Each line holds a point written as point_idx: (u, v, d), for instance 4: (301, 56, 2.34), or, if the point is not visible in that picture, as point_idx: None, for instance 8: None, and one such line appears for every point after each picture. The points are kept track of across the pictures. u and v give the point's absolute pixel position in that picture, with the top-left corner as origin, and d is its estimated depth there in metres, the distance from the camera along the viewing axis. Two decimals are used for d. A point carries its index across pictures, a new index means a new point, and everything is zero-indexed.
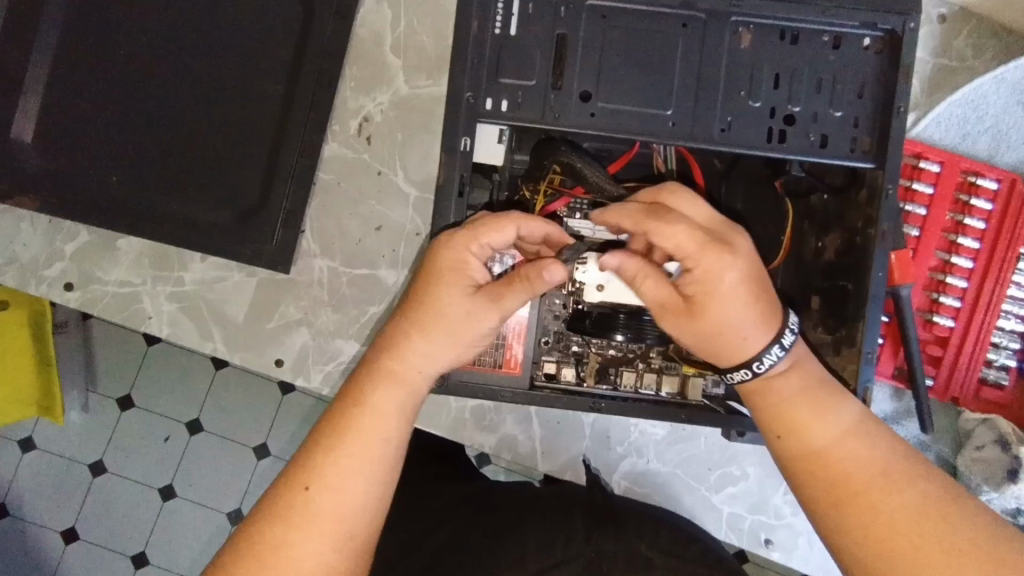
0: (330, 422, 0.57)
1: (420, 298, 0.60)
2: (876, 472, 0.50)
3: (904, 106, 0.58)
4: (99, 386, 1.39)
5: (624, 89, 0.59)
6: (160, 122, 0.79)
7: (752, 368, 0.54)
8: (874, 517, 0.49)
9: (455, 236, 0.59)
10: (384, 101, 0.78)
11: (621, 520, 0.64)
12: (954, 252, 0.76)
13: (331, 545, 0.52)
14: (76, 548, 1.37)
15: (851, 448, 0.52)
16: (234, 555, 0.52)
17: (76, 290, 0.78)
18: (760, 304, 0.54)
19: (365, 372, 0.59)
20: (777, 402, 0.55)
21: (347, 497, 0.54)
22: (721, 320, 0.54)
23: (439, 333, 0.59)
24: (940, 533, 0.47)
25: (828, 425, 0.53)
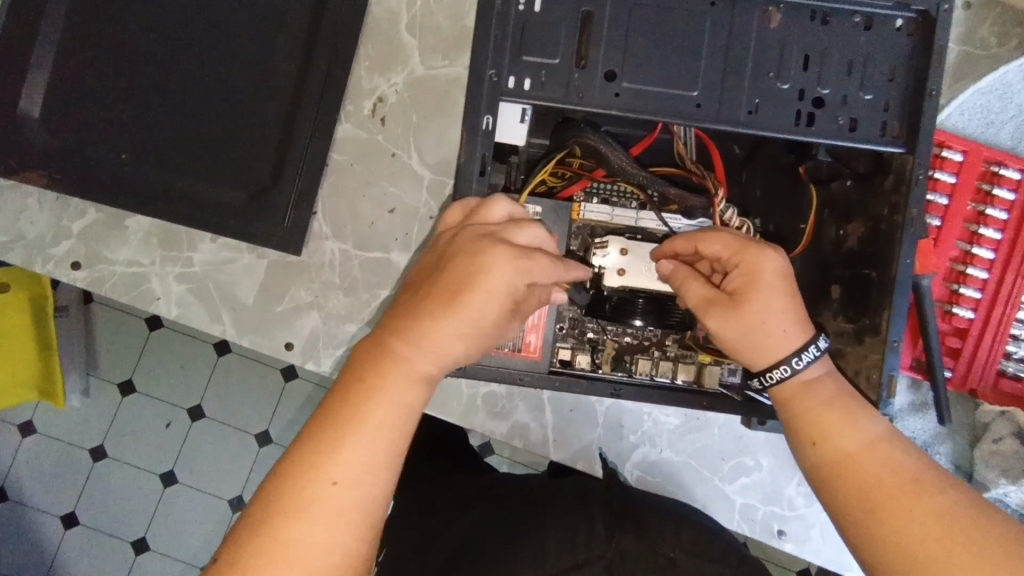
0: (349, 407, 0.48)
1: (453, 285, 0.51)
2: (908, 480, 0.49)
3: (936, 89, 0.57)
4: (100, 371, 1.37)
5: (650, 70, 0.58)
6: (172, 99, 0.78)
7: (792, 364, 0.54)
8: (907, 522, 0.47)
9: (505, 250, 0.52)
10: (398, 81, 0.77)
11: (641, 518, 0.63)
12: (975, 243, 0.75)
13: (358, 540, 0.46)
14: (76, 533, 1.36)
15: (882, 455, 0.51)
16: (248, 553, 0.44)
17: (83, 269, 0.77)
18: (795, 307, 0.56)
19: (384, 354, 0.50)
20: (814, 406, 0.54)
21: (374, 488, 0.47)
22: (763, 315, 0.55)
23: (471, 330, 0.51)
24: (973, 541, 0.45)
25: (860, 432, 0.52)
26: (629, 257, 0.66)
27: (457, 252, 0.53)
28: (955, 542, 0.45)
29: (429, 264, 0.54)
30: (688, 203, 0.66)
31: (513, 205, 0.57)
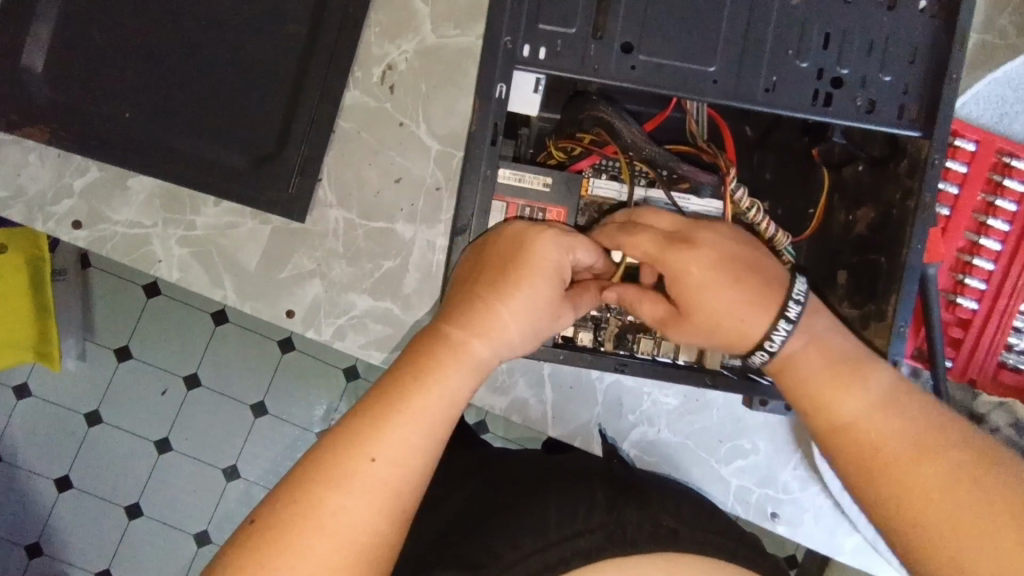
0: (394, 387, 0.51)
1: (498, 272, 0.55)
2: (914, 444, 0.48)
3: (956, 73, 0.56)
4: (97, 336, 1.36)
5: (668, 43, 0.58)
6: (180, 59, 0.76)
7: (787, 323, 0.53)
8: (914, 489, 0.47)
9: (551, 233, 0.56)
10: (409, 50, 0.76)
11: (643, 491, 0.65)
12: (983, 234, 0.75)
13: (382, 522, 0.47)
14: (70, 496, 1.36)
15: (885, 417, 0.50)
16: (284, 516, 0.46)
17: (84, 228, 0.75)
18: (751, 275, 0.54)
19: (434, 343, 0.54)
20: (808, 375, 0.53)
21: (408, 473, 0.49)
22: (713, 296, 0.53)
23: (524, 314, 0.54)
24: (988, 503, 0.45)
25: (861, 399, 0.51)
26: None
27: (501, 239, 0.56)
28: (971, 503, 0.45)
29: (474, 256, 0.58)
30: (698, 180, 0.66)
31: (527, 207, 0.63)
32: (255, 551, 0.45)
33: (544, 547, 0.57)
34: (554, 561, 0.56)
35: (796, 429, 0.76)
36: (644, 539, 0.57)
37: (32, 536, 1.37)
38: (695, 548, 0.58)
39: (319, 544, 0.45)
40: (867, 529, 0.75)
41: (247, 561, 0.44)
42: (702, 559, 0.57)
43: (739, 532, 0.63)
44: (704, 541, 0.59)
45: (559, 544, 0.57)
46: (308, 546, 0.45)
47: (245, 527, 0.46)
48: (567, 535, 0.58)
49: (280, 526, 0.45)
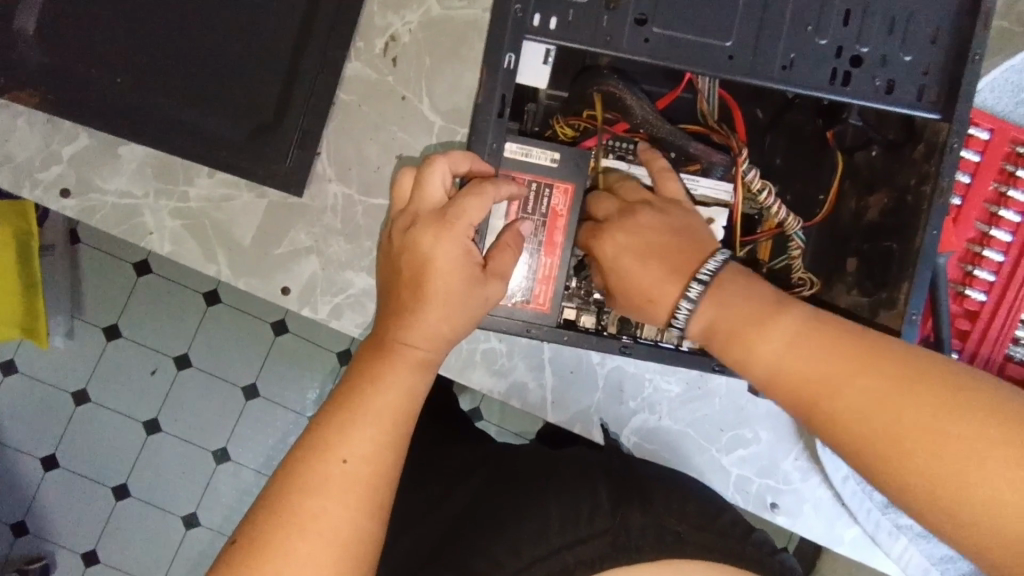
0: (347, 394, 0.52)
1: (413, 284, 0.55)
2: (838, 362, 0.47)
3: (979, 54, 0.54)
4: (86, 313, 1.33)
5: (683, 16, 0.56)
6: (176, 24, 0.74)
7: (688, 300, 0.55)
8: (843, 413, 0.46)
9: (448, 233, 0.55)
10: (413, 21, 0.73)
11: (647, 490, 0.63)
12: (994, 225, 0.74)
13: (364, 516, 0.49)
14: (56, 475, 1.34)
15: (802, 352, 0.49)
16: (265, 531, 0.47)
17: (73, 197, 0.73)
18: (666, 247, 0.58)
19: (373, 350, 0.55)
20: (731, 327, 0.53)
21: (379, 467, 0.50)
22: (628, 281, 0.58)
23: (450, 305, 0.54)
24: (927, 391, 0.43)
25: (776, 337, 0.50)
26: None
27: (404, 250, 0.56)
28: (903, 400, 0.44)
29: (388, 267, 0.58)
30: (709, 160, 0.65)
31: (446, 177, 0.57)
32: (244, 566, 0.46)
33: (547, 555, 0.59)
34: (557, 572, 0.57)
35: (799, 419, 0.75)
36: (645, 544, 0.57)
37: (16, 516, 1.35)
38: (701, 552, 0.57)
39: (305, 547, 0.46)
40: (868, 521, 0.74)
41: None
42: (706, 563, 0.56)
43: (744, 528, 0.61)
44: (709, 545, 0.57)
45: (562, 553, 0.58)
46: (294, 551, 0.46)
47: (232, 542, 0.48)
48: (570, 542, 0.59)
49: (265, 538, 0.46)
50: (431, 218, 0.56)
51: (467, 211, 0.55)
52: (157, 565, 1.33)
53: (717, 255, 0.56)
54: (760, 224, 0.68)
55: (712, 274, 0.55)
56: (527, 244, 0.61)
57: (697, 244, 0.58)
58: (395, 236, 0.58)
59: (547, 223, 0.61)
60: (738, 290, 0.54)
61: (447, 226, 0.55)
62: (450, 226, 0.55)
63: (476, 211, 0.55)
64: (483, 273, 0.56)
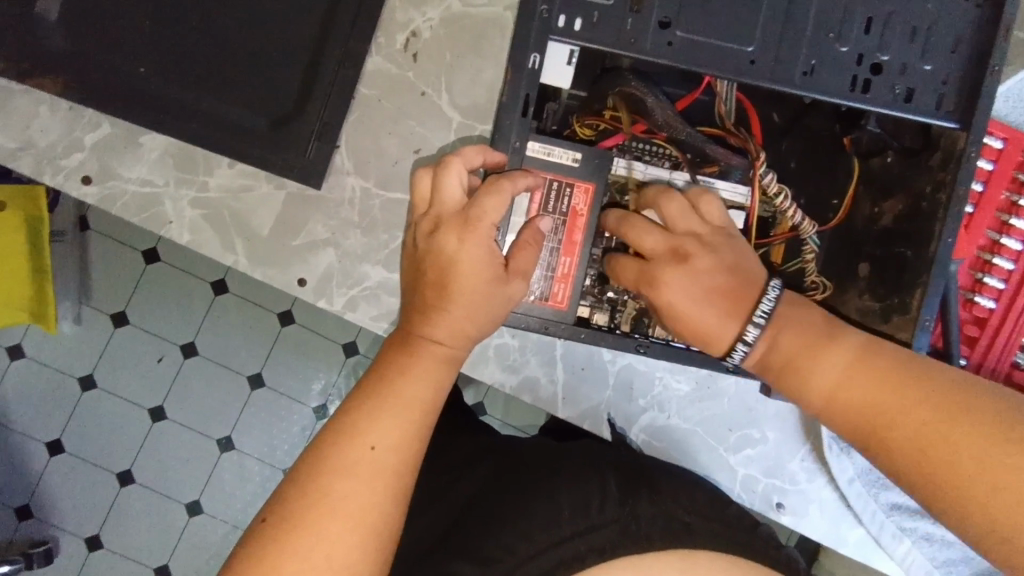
0: (373, 385, 0.53)
1: (437, 283, 0.56)
2: (894, 393, 0.48)
3: (998, 65, 0.55)
4: (94, 300, 1.34)
5: (706, 20, 0.56)
6: (198, 15, 0.74)
7: (745, 341, 0.55)
8: (901, 440, 0.47)
9: (470, 233, 0.55)
10: (434, 17, 0.74)
11: (655, 480, 0.65)
12: (1005, 233, 0.75)
13: (390, 501, 0.50)
14: (62, 460, 1.35)
15: (860, 380, 0.50)
16: (295, 509, 0.47)
17: (93, 184, 0.73)
18: (725, 287, 0.56)
19: (397, 344, 0.56)
20: (786, 358, 0.54)
21: (405, 455, 0.51)
22: (685, 318, 0.56)
23: (474, 302, 0.55)
24: (985, 423, 0.44)
25: (833, 367, 0.51)
26: None
27: (429, 251, 0.57)
28: (955, 433, 0.44)
29: (412, 268, 0.59)
30: (727, 164, 0.66)
31: (463, 176, 0.57)
32: (273, 543, 0.46)
33: (557, 543, 0.59)
34: (567, 558, 0.58)
35: (806, 421, 0.76)
36: (654, 533, 0.58)
37: (21, 499, 1.35)
38: (709, 543, 0.58)
39: (334, 527, 0.47)
40: (871, 522, 0.75)
41: (263, 555, 0.46)
42: (716, 556, 0.57)
43: (751, 521, 0.63)
44: (716, 535, 0.58)
45: (572, 540, 0.59)
46: (324, 530, 0.47)
47: (258, 522, 0.48)
48: (579, 531, 0.60)
49: (295, 517, 0.47)
50: (454, 220, 0.56)
51: (488, 211, 0.56)
52: (161, 551, 1.34)
53: (772, 287, 0.56)
54: (772, 227, 0.69)
55: (769, 314, 0.54)
56: (547, 242, 0.62)
57: (751, 278, 0.57)
58: (419, 239, 0.58)
59: (567, 222, 0.62)
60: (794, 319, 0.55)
61: (469, 226, 0.55)
62: (471, 227, 0.55)
63: (495, 211, 0.56)
64: (505, 272, 0.56)
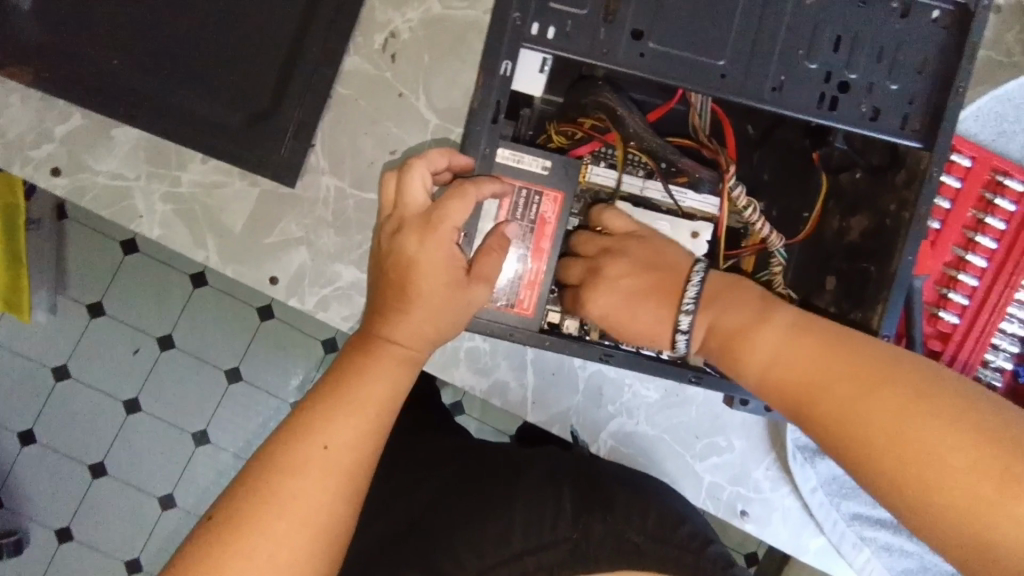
0: (329, 385, 0.53)
1: (398, 285, 0.56)
2: (822, 368, 0.48)
3: (963, 87, 0.56)
4: (69, 290, 1.32)
5: (678, 33, 0.57)
6: (175, 7, 0.74)
7: (683, 329, 0.57)
8: (824, 413, 0.47)
9: (430, 235, 0.56)
10: (413, 18, 0.74)
11: (610, 496, 0.66)
12: (970, 250, 0.76)
13: (342, 501, 0.50)
14: (33, 451, 1.34)
15: (789, 354, 0.50)
16: (247, 508, 0.48)
17: (63, 176, 0.73)
18: (654, 283, 0.59)
19: (357, 344, 0.56)
20: (724, 334, 0.55)
21: (358, 456, 0.51)
22: (629, 320, 0.59)
23: (433, 306, 0.55)
24: (898, 396, 0.44)
25: (766, 341, 0.52)
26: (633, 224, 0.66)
27: (392, 253, 0.57)
28: (873, 407, 0.44)
29: (377, 270, 0.59)
30: (697, 175, 0.66)
31: (427, 178, 0.58)
32: (223, 539, 0.47)
33: (507, 561, 0.63)
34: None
35: (771, 432, 0.77)
36: (603, 555, 0.62)
37: None
38: (657, 565, 0.61)
39: (283, 525, 0.48)
40: (832, 531, 0.76)
41: (212, 550, 0.47)
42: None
43: (700, 542, 0.64)
44: (663, 559, 0.61)
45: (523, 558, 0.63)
46: (274, 527, 0.48)
47: (209, 519, 0.49)
48: (529, 548, 0.64)
49: (246, 513, 0.48)
50: (417, 222, 0.57)
51: (451, 215, 0.56)
52: (131, 544, 1.33)
53: (697, 270, 0.58)
54: (744, 238, 0.70)
55: (695, 302, 0.56)
56: (515, 248, 0.62)
57: (675, 266, 0.60)
58: (383, 240, 0.58)
59: (535, 230, 0.62)
60: (729, 300, 0.56)
61: (429, 229, 0.56)
62: (433, 230, 0.56)
63: (456, 215, 0.56)
64: (467, 277, 0.57)
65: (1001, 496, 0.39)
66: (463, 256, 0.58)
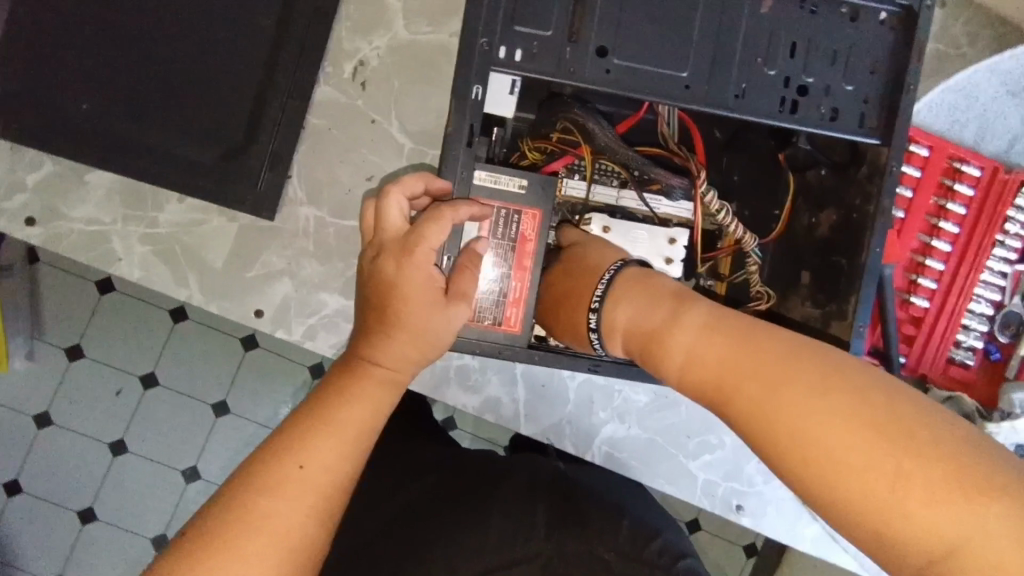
0: (310, 408, 0.53)
1: (379, 308, 0.57)
2: (731, 365, 0.47)
3: (914, 83, 0.59)
4: (47, 335, 1.31)
5: (641, 48, 0.58)
6: (142, 49, 0.74)
7: (594, 329, 0.60)
8: (736, 413, 0.46)
9: (409, 257, 0.57)
10: (381, 46, 0.75)
11: (585, 515, 0.68)
12: (935, 236, 0.79)
13: (314, 523, 0.49)
14: (20, 501, 1.31)
15: (702, 354, 0.49)
16: (215, 527, 0.47)
17: (39, 225, 0.72)
18: (580, 283, 0.63)
19: (341, 369, 0.56)
20: (645, 335, 0.55)
21: (335, 477, 0.51)
22: (568, 316, 0.63)
23: (412, 328, 0.56)
24: (800, 391, 0.43)
25: (681, 341, 0.51)
26: (611, 233, 0.69)
27: (372, 277, 0.58)
28: (779, 406, 0.43)
29: (360, 296, 0.60)
30: (668, 183, 0.68)
31: (405, 203, 0.59)
32: (186, 561, 0.46)
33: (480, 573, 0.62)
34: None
35: None
36: (575, 568, 0.61)
37: None
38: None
39: (252, 545, 0.46)
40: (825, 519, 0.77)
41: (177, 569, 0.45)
42: None
43: (671, 557, 0.66)
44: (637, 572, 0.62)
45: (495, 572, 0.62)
46: (243, 549, 0.46)
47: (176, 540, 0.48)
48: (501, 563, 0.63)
49: (214, 536, 0.46)
50: (395, 246, 0.58)
51: (427, 237, 0.57)
52: None
53: (611, 269, 0.61)
54: (719, 240, 0.73)
55: (602, 298, 0.59)
56: (497, 267, 0.63)
57: (593, 268, 0.63)
58: (364, 265, 0.59)
59: (516, 248, 0.64)
60: (646, 301, 0.56)
61: (407, 251, 0.57)
62: (411, 252, 0.57)
63: (434, 238, 0.57)
64: (446, 298, 0.57)
65: (898, 496, 0.38)
66: (441, 277, 0.58)
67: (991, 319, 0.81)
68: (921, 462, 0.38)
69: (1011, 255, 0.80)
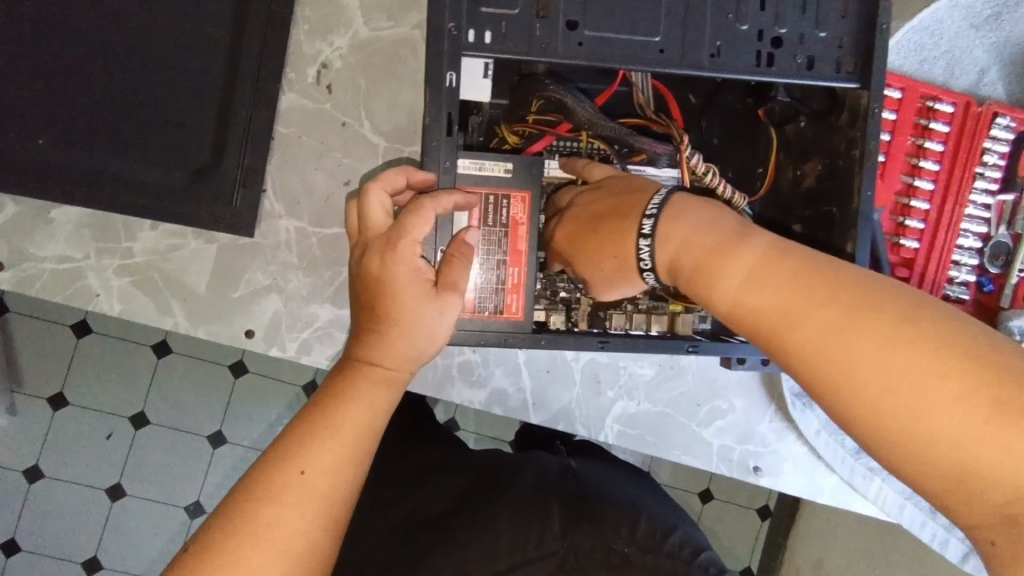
0: (309, 413, 0.52)
1: (371, 307, 0.55)
2: (800, 293, 0.42)
3: (886, 23, 0.59)
4: (28, 386, 1.26)
5: (610, 18, 0.57)
6: (93, 74, 0.71)
7: (645, 238, 0.52)
8: (801, 340, 0.41)
9: (394, 252, 0.55)
10: (342, 46, 0.72)
11: (595, 509, 0.68)
12: (917, 176, 0.79)
13: (319, 529, 0.48)
14: (19, 560, 1.27)
15: (763, 281, 0.44)
16: (218, 539, 0.45)
17: (6, 270, 0.69)
18: (625, 200, 0.56)
19: (339, 372, 0.55)
20: (692, 265, 0.49)
21: (339, 482, 0.49)
22: (606, 233, 0.56)
23: (406, 326, 0.54)
24: (884, 318, 0.38)
25: (736, 269, 0.46)
26: None
27: (361, 276, 0.57)
28: (859, 333, 0.38)
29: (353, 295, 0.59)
30: (654, 152, 0.68)
31: (387, 199, 0.58)
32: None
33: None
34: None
35: (767, 384, 0.78)
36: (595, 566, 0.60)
37: None
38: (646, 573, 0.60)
39: (255, 556, 0.45)
40: (842, 470, 0.77)
41: None
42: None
43: (691, 549, 0.66)
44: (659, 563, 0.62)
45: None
46: (245, 560, 0.45)
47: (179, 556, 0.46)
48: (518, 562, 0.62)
49: (217, 547, 0.45)
50: (380, 242, 0.56)
51: (411, 229, 0.55)
52: None
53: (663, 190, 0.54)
54: None
55: (659, 211, 0.52)
56: (491, 254, 0.62)
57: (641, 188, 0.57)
58: (353, 265, 0.58)
59: (509, 233, 0.62)
60: (692, 226, 0.50)
61: (391, 246, 0.55)
62: (396, 246, 0.55)
63: (418, 230, 0.55)
64: (436, 289, 0.56)
65: (989, 431, 0.34)
66: (430, 268, 0.57)
67: (980, 253, 0.82)
68: (1018, 397, 0.34)
69: (992, 186, 0.81)
